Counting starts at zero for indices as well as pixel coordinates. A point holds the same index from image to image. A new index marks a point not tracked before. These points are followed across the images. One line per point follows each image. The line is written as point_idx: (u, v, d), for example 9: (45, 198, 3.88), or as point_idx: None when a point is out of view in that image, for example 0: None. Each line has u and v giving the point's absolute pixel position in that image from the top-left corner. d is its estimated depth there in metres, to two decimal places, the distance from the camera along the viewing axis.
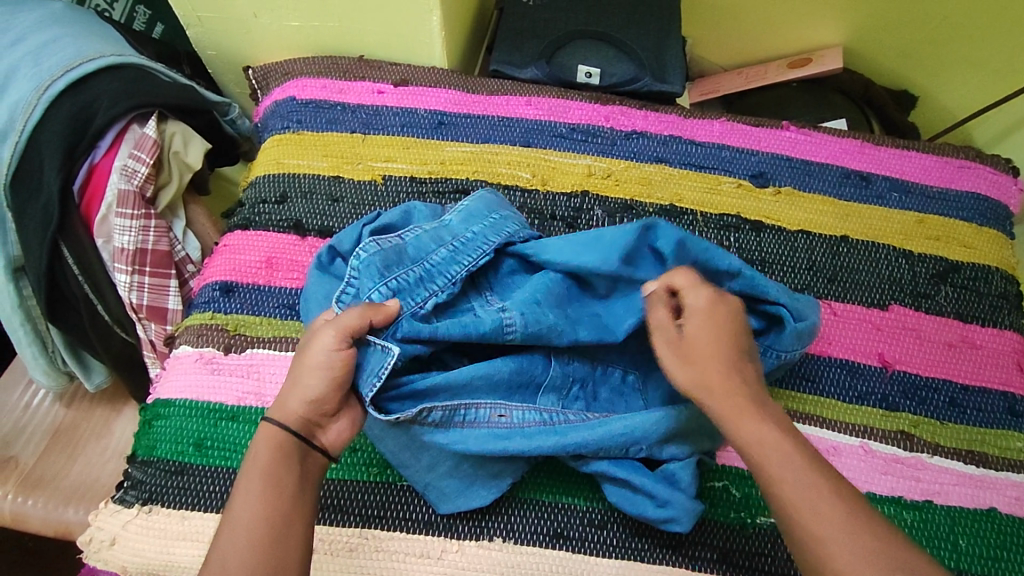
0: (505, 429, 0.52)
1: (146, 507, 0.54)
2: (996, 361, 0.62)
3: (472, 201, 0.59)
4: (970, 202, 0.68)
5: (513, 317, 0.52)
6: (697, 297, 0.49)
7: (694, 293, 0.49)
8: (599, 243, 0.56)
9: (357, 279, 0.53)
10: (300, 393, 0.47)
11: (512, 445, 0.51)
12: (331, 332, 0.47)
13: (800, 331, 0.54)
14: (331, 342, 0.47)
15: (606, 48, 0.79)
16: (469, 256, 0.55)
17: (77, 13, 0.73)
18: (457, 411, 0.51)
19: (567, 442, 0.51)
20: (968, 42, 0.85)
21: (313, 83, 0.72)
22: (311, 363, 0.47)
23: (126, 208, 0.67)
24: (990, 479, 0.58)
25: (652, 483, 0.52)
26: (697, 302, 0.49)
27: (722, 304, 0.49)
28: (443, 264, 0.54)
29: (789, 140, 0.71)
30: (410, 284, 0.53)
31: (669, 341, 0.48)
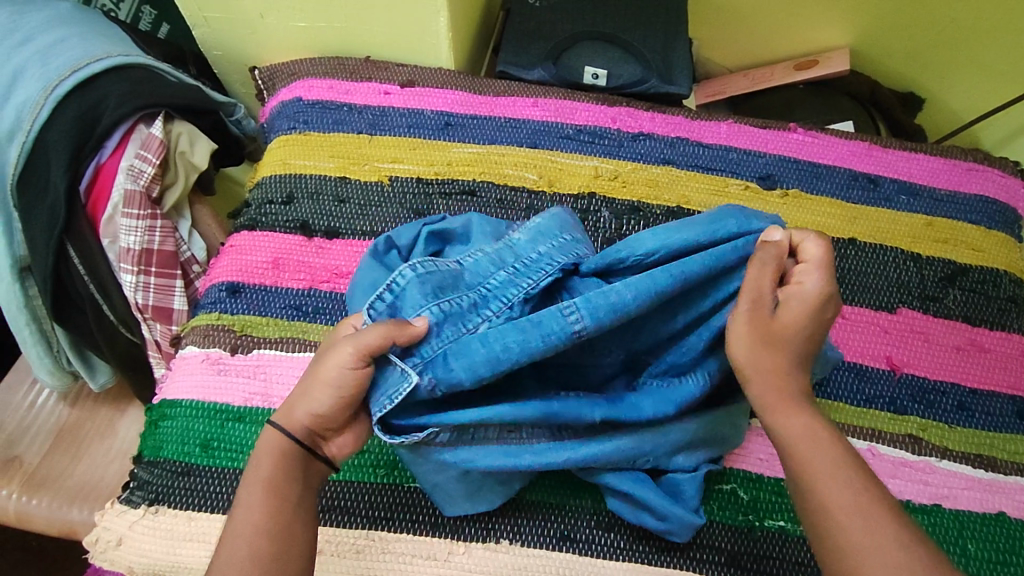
0: (516, 445, 0.50)
1: (152, 507, 0.54)
2: (1005, 365, 0.62)
3: (543, 219, 0.53)
4: (978, 204, 0.68)
5: (584, 320, 0.45)
6: (810, 281, 0.46)
7: (810, 275, 0.46)
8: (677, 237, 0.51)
9: (404, 292, 0.49)
10: (307, 404, 0.46)
11: (524, 460, 0.49)
12: (349, 351, 0.45)
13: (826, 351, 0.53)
14: (348, 361, 0.45)
15: (613, 49, 0.79)
16: (530, 277, 0.50)
17: (84, 13, 0.73)
18: (466, 431, 0.49)
19: (581, 454, 0.50)
20: (976, 44, 0.84)
21: (320, 83, 0.72)
22: (325, 378, 0.46)
23: (132, 208, 0.67)
24: (1000, 483, 0.57)
25: (652, 493, 0.51)
26: (800, 284, 0.46)
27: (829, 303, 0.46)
28: (500, 288, 0.50)
29: (797, 142, 0.70)
30: (462, 308, 0.48)
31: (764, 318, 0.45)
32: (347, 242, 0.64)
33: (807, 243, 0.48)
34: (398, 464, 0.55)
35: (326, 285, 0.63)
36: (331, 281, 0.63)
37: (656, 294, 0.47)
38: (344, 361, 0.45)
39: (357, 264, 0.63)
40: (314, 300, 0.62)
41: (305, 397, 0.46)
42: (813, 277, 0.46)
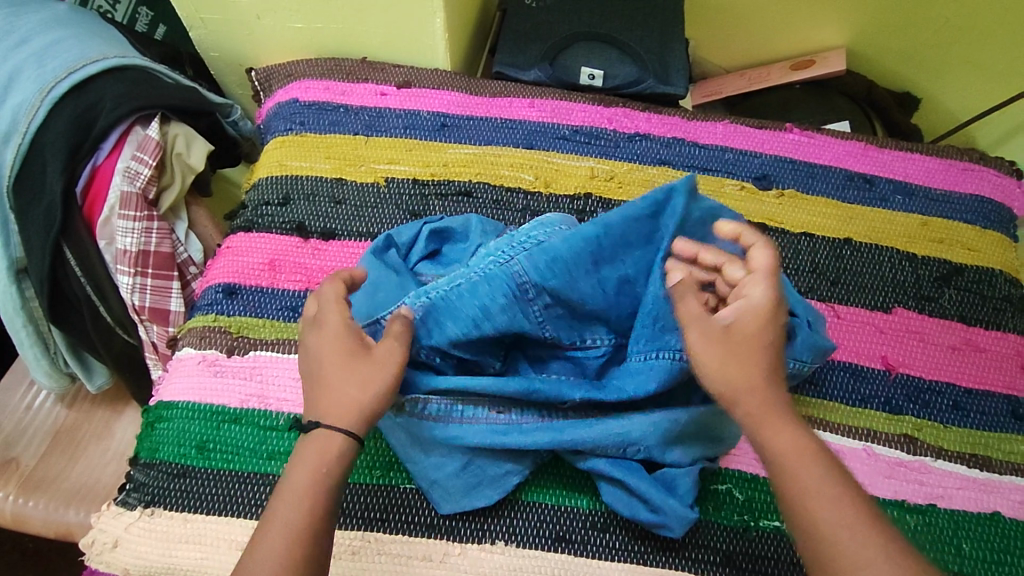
0: (503, 424, 0.53)
1: (149, 509, 0.54)
2: (1000, 364, 0.62)
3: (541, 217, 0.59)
4: (973, 204, 0.68)
5: (523, 268, 0.52)
6: (753, 287, 0.47)
7: (752, 285, 0.47)
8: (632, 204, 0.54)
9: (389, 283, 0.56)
10: (367, 397, 0.46)
11: (508, 439, 0.52)
12: (393, 339, 0.48)
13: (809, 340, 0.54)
14: (402, 351, 0.48)
15: (609, 49, 0.79)
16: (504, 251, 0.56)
17: (80, 14, 0.73)
18: (456, 406, 0.53)
19: (564, 437, 0.52)
20: (972, 44, 0.85)
21: (316, 84, 0.72)
22: (376, 371, 0.47)
23: (128, 209, 0.67)
24: (994, 483, 0.57)
25: (649, 488, 0.52)
26: (748, 292, 0.47)
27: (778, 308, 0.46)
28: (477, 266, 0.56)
29: (792, 142, 0.71)
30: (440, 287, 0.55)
31: (709, 331, 0.45)
32: (342, 243, 0.64)
33: (756, 251, 0.48)
34: (394, 465, 0.56)
35: None
36: None
37: (587, 243, 0.53)
38: (398, 352, 0.47)
39: (353, 265, 0.63)
40: None
41: (358, 391, 0.46)
42: (759, 286, 0.47)
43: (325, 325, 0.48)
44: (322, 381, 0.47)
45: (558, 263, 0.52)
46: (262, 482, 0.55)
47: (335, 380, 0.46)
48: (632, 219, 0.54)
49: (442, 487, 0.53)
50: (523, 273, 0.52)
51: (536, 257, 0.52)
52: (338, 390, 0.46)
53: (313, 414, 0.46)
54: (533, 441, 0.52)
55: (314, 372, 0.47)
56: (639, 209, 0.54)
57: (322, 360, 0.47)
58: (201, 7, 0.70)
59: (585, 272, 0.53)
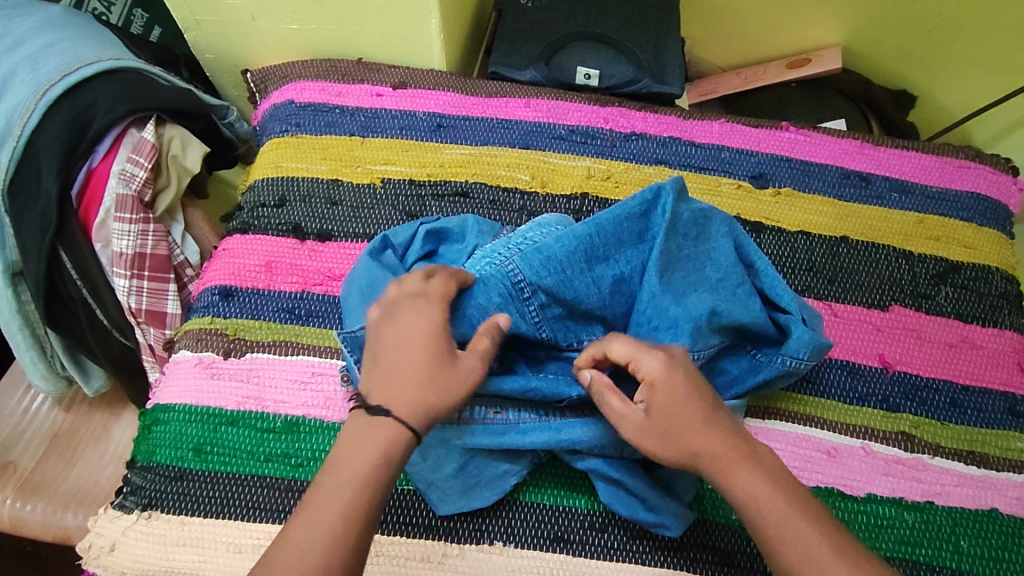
0: (500, 425, 0.53)
1: (146, 512, 0.54)
2: (996, 361, 0.62)
3: (542, 218, 0.59)
4: (969, 201, 0.68)
5: (518, 266, 0.52)
6: (652, 362, 0.47)
7: (646, 362, 0.47)
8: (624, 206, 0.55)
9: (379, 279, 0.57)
10: (440, 405, 0.45)
11: (505, 440, 0.52)
12: (479, 357, 0.48)
13: (808, 338, 0.54)
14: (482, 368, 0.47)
15: (605, 49, 0.79)
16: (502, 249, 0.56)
17: (74, 17, 0.73)
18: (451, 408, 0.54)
19: (562, 438, 0.52)
20: (967, 41, 0.85)
21: (311, 86, 0.72)
22: (460, 380, 0.46)
23: (124, 212, 0.66)
24: (992, 479, 0.58)
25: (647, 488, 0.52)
26: (653, 369, 0.47)
27: (676, 364, 0.47)
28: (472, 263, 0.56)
29: (788, 141, 0.71)
30: None
31: (640, 428, 0.46)
32: (339, 244, 0.64)
33: (613, 347, 0.49)
34: None
35: (318, 288, 0.63)
36: (324, 284, 0.63)
37: (578, 241, 0.53)
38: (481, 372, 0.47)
39: (349, 266, 0.63)
40: (307, 303, 0.62)
41: (434, 394, 0.45)
42: (650, 364, 0.47)
43: (416, 312, 0.48)
44: (401, 371, 0.46)
45: (551, 261, 0.53)
46: (259, 484, 0.55)
47: (417, 374, 0.46)
48: (623, 217, 0.54)
49: (439, 490, 0.53)
50: (518, 273, 0.52)
51: (530, 256, 0.53)
52: (414, 384, 0.45)
53: (376, 398, 0.46)
54: (530, 441, 0.52)
55: (392, 357, 0.47)
56: (631, 209, 0.55)
57: (410, 348, 0.47)
58: (195, 9, 0.70)
59: (580, 271, 0.53)
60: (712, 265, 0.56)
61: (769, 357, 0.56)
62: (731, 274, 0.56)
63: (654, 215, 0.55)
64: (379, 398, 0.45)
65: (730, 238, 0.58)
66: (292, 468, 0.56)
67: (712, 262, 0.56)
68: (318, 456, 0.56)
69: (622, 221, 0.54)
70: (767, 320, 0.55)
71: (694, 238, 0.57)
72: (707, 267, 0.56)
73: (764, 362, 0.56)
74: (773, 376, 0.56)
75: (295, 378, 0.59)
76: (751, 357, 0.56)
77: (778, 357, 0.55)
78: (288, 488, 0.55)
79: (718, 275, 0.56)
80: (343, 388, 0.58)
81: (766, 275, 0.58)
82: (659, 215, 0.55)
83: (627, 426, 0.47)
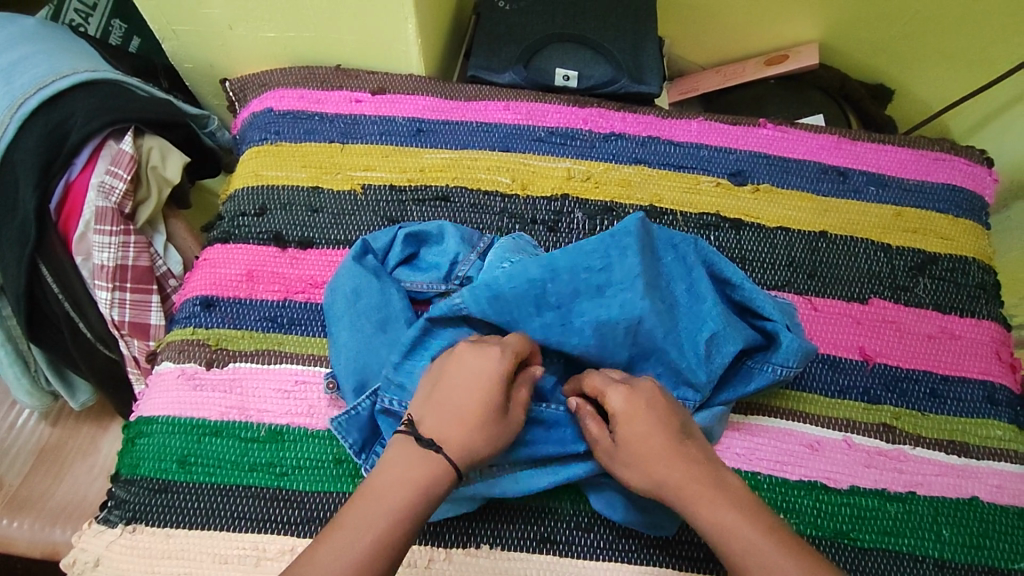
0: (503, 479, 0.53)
1: (130, 526, 0.54)
2: (975, 351, 0.63)
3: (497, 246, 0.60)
4: (946, 193, 0.69)
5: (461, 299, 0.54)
6: (615, 396, 0.49)
7: (613, 393, 0.49)
8: (578, 249, 0.55)
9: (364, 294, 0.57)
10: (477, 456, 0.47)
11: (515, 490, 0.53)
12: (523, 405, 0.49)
13: (795, 347, 0.55)
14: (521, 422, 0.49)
15: (583, 50, 0.79)
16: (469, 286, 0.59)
17: (48, 29, 0.72)
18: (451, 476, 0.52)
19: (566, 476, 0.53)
20: (941, 35, 0.86)
21: (290, 93, 0.71)
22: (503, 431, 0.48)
23: (104, 224, 0.66)
24: (972, 468, 0.58)
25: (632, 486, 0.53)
26: (614, 403, 0.49)
27: (637, 394, 0.49)
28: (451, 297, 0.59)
29: (766, 138, 0.71)
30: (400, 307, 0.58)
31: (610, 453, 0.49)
32: (320, 251, 0.64)
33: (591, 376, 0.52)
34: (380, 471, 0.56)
35: (300, 296, 0.63)
36: (306, 292, 0.63)
37: (532, 280, 0.54)
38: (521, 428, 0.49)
39: (331, 273, 0.63)
40: (289, 311, 0.62)
41: (479, 444, 0.47)
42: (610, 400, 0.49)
43: (489, 355, 0.49)
44: (458, 411, 0.47)
45: (501, 300, 0.54)
46: (245, 494, 0.55)
47: (474, 418, 0.47)
48: (577, 251, 0.55)
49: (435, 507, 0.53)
50: (462, 306, 0.54)
51: (478, 290, 0.54)
52: (472, 426, 0.47)
53: (427, 430, 0.46)
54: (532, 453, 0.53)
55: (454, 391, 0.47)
56: (586, 242, 0.56)
57: (477, 389, 0.47)
58: (171, 19, 0.69)
59: (531, 311, 0.55)
60: (683, 289, 0.57)
61: (759, 364, 0.57)
62: (703, 299, 0.57)
63: (609, 246, 0.55)
64: (431, 433, 0.46)
65: (699, 260, 0.58)
66: (277, 477, 0.56)
67: (686, 284, 0.57)
68: (303, 464, 0.56)
69: (581, 255, 0.55)
70: (749, 333, 0.57)
71: (662, 262, 0.58)
72: (680, 294, 0.57)
73: (757, 370, 0.57)
74: (770, 384, 0.57)
75: (278, 387, 0.59)
76: (742, 365, 0.58)
77: (766, 366, 0.56)
78: (273, 497, 0.55)
79: (685, 297, 0.57)
80: (328, 395, 0.58)
81: (742, 286, 0.58)
82: (613, 244, 0.55)
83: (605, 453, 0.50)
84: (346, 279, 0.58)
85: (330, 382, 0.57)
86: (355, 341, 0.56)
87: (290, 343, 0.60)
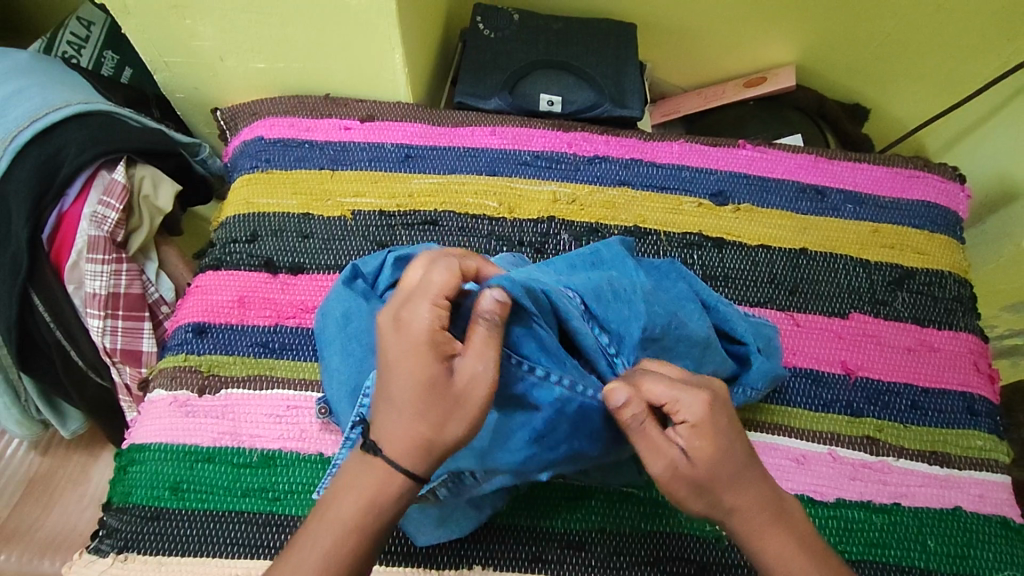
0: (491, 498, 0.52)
1: (122, 555, 0.54)
2: (953, 362, 0.64)
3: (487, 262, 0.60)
4: (921, 210, 0.71)
5: None
6: (693, 405, 0.40)
7: (685, 405, 0.41)
8: (563, 263, 0.57)
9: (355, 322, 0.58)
10: (438, 441, 0.40)
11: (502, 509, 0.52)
12: (479, 361, 0.40)
13: (766, 369, 0.57)
14: (487, 374, 0.40)
15: (567, 76, 0.82)
16: None
17: (42, 62, 0.73)
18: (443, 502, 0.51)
19: None
20: (913, 56, 0.88)
21: (280, 122, 0.73)
22: (458, 401, 0.40)
23: (96, 253, 0.67)
24: (954, 478, 0.60)
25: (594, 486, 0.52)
26: (695, 415, 0.40)
27: (718, 409, 0.41)
28: None
29: (746, 158, 0.73)
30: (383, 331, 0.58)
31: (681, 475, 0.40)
32: (311, 277, 0.65)
33: (649, 384, 0.41)
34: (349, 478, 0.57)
35: (292, 321, 0.63)
36: (297, 317, 0.64)
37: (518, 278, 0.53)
38: (485, 383, 0.39)
39: (321, 298, 0.64)
40: (281, 336, 0.63)
41: (430, 428, 0.40)
42: (685, 412, 0.40)
43: (402, 323, 0.40)
44: (394, 405, 0.40)
45: None
46: (238, 519, 0.55)
47: (412, 402, 0.40)
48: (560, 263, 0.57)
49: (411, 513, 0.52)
50: None
51: None
52: (413, 412, 0.40)
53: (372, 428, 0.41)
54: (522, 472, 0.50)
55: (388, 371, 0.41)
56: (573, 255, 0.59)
57: (402, 367, 0.40)
58: (162, 51, 0.71)
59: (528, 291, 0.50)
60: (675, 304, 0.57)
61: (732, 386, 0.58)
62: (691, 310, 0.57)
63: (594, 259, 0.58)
64: (374, 432, 0.41)
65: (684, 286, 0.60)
66: (270, 502, 0.56)
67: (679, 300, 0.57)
68: (296, 489, 0.57)
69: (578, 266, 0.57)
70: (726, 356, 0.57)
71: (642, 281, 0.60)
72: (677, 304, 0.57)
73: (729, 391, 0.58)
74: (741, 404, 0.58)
75: (270, 412, 0.59)
76: None
77: (740, 387, 0.58)
78: (266, 522, 0.55)
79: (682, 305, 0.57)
80: (319, 419, 0.59)
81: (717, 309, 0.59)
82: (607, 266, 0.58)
83: (658, 463, 0.40)
84: (336, 305, 0.59)
85: (321, 408, 0.58)
86: (346, 365, 0.57)
87: (282, 369, 0.61)
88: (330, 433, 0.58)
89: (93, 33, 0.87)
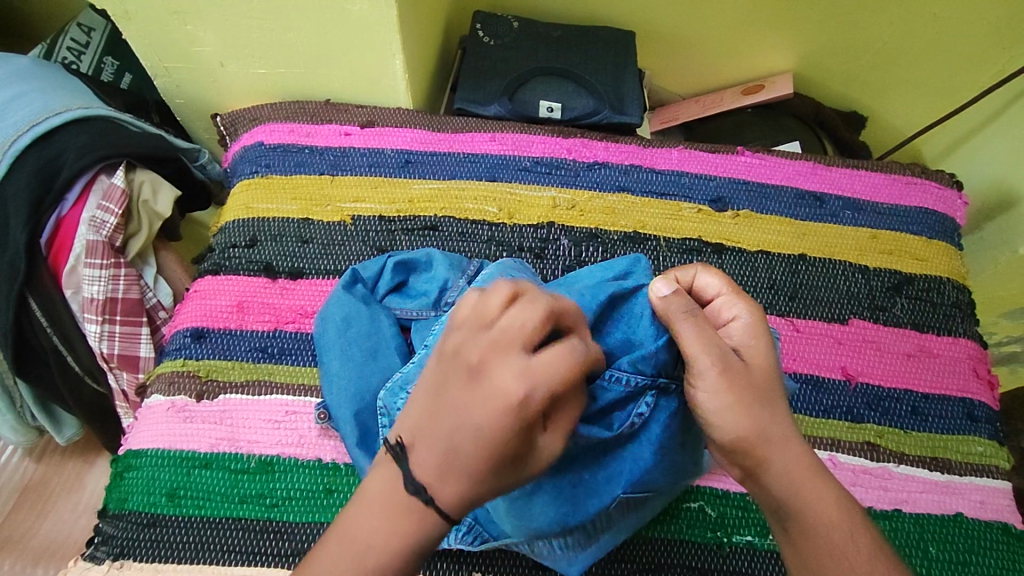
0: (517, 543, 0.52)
1: (117, 562, 0.54)
2: (953, 368, 0.64)
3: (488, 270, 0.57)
4: (919, 216, 0.71)
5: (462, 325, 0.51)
6: (738, 313, 0.47)
7: (729, 306, 0.47)
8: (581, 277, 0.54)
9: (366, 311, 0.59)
10: None
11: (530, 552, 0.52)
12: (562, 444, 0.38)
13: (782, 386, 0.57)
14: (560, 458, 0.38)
15: (566, 83, 0.82)
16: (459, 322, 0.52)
17: (42, 67, 0.73)
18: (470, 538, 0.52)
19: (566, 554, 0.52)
20: (908, 65, 0.89)
21: (281, 127, 0.73)
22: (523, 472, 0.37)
23: (95, 257, 0.66)
24: (955, 485, 0.60)
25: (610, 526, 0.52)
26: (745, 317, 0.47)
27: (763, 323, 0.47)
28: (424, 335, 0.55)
29: (745, 165, 0.73)
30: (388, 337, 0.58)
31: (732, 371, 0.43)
32: (311, 281, 0.65)
33: (701, 279, 0.49)
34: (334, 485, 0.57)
35: (291, 326, 0.63)
36: (296, 322, 0.63)
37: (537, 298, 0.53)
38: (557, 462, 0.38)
39: (321, 303, 0.64)
40: (280, 340, 0.62)
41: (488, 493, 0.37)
42: (735, 309, 0.47)
43: (504, 390, 0.35)
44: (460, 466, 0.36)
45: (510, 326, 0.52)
46: (236, 526, 0.55)
47: (477, 473, 0.36)
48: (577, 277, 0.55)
49: None
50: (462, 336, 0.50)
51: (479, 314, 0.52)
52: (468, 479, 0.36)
53: (417, 469, 0.37)
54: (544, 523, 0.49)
55: (454, 425, 0.36)
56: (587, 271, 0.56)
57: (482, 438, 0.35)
58: (163, 57, 0.71)
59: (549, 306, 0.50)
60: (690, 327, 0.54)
61: None
62: None
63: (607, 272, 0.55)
64: (422, 477, 0.37)
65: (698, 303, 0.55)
66: (268, 508, 0.56)
67: None
68: (293, 495, 0.56)
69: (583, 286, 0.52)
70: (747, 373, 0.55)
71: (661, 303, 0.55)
72: None
73: None
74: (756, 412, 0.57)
75: (268, 418, 0.59)
76: None
77: None
78: (264, 529, 0.55)
79: None
80: (318, 425, 0.58)
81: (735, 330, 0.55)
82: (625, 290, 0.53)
83: (708, 354, 0.43)
84: (335, 309, 0.59)
85: (320, 413, 0.57)
86: (346, 369, 0.57)
87: (280, 374, 0.61)
88: (329, 439, 0.58)
89: (93, 39, 0.87)
